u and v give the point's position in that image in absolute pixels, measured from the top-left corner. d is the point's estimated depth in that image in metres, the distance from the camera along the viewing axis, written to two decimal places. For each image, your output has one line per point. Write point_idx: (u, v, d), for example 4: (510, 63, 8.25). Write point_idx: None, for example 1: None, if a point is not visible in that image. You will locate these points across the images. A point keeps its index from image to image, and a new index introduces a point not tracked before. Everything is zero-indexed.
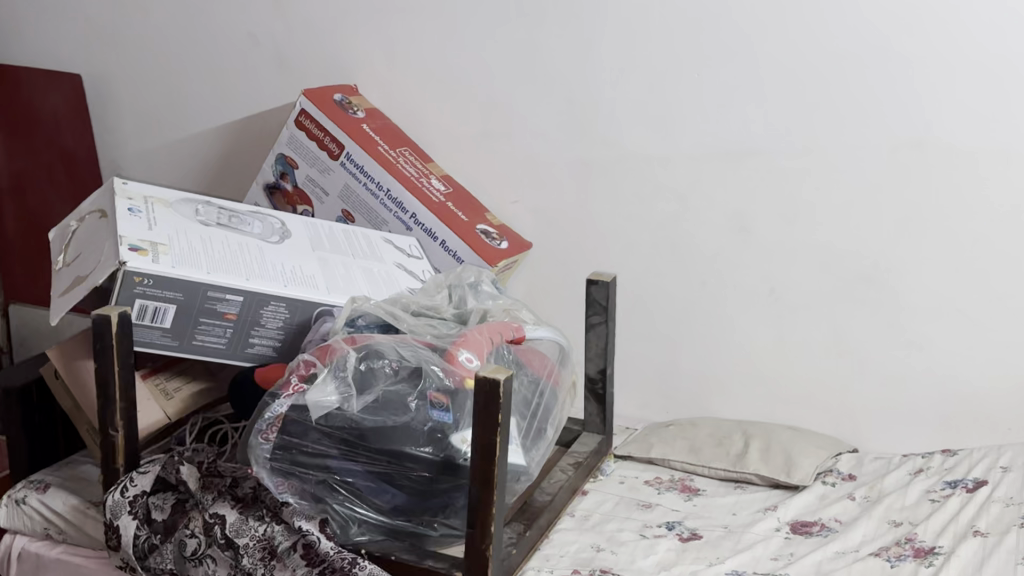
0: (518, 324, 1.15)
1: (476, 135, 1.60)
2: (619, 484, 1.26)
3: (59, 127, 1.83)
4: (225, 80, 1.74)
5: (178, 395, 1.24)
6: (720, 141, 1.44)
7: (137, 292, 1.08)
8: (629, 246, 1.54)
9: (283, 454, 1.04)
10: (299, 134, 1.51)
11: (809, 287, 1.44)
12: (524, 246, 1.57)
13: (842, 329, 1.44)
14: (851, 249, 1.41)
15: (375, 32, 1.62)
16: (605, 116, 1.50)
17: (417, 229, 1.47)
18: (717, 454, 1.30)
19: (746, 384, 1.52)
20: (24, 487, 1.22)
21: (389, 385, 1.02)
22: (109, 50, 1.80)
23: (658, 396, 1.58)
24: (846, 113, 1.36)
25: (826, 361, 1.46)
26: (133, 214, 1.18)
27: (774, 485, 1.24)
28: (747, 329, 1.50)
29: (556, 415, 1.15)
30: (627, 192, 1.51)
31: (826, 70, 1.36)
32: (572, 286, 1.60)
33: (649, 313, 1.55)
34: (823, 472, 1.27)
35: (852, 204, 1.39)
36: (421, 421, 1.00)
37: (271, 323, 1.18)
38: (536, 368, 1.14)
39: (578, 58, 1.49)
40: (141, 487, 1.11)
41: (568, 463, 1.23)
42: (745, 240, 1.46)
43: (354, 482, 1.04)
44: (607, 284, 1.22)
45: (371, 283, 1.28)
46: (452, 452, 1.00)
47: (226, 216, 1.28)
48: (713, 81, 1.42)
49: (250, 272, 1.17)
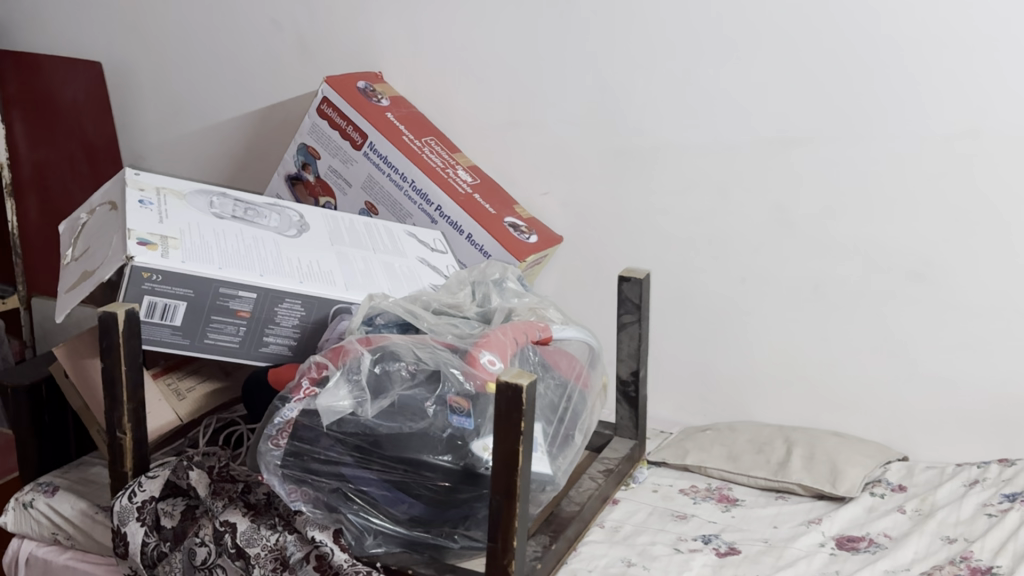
0: (544, 323, 1.09)
1: (505, 125, 1.53)
2: (652, 493, 1.19)
3: (79, 117, 1.79)
4: (248, 70, 1.69)
5: (190, 394, 1.19)
6: (761, 131, 1.36)
7: (145, 288, 1.03)
8: (664, 240, 1.46)
9: (295, 461, 0.97)
10: (322, 122, 1.46)
11: (855, 285, 1.36)
12: (555, 240, 1.50)
13: (891, 329, 1.36)
14: (902, 245, 1.32)
15: (401, 18, 1.56)
16: (636, 106, 1.43)
17: (442, 223, 1.41)
18: (756, 462, 1.22)
19: (788, 387, 1.44)
20: (31, 490, 1.17)
21: (406, 390, 0.96)
22: (135, 39, 1.77)
23: (695, 398, 1.51)
24: (896, 97, 1.28)
25: (873, 364, 1.38)
26: (144, 207, 1.12)
27: (818, 496, 1.16)
28: (787, 329, 1.42)
29: (584, 420, 1.09)
30: (663, 185, 1.44)
31: (875, 56, 1.28)
32: (605, 283, 1.53)
33: (685, 311, 1.48)
34: (871, 483, 1.18)
35: (902, 198, 1.31)
36: (439, 428, 0.94)
37: (286, 321, 1.12)
38: (563, 370, 1.07)
39: (612, 42, 1.42)
40: (150, 492, 1.06)
41: (599, 470, 1.16)
42: (788, 235, 1.38)
43: (369, 491, 0.98)
44: (639, 281, 1.15)
45: (392, 279, 1.21)
46: (472, 461, 0.94)
47: (241, 208, 1.23)
48: (756, 67, 1.34)
49: (265, 268, 1.11)
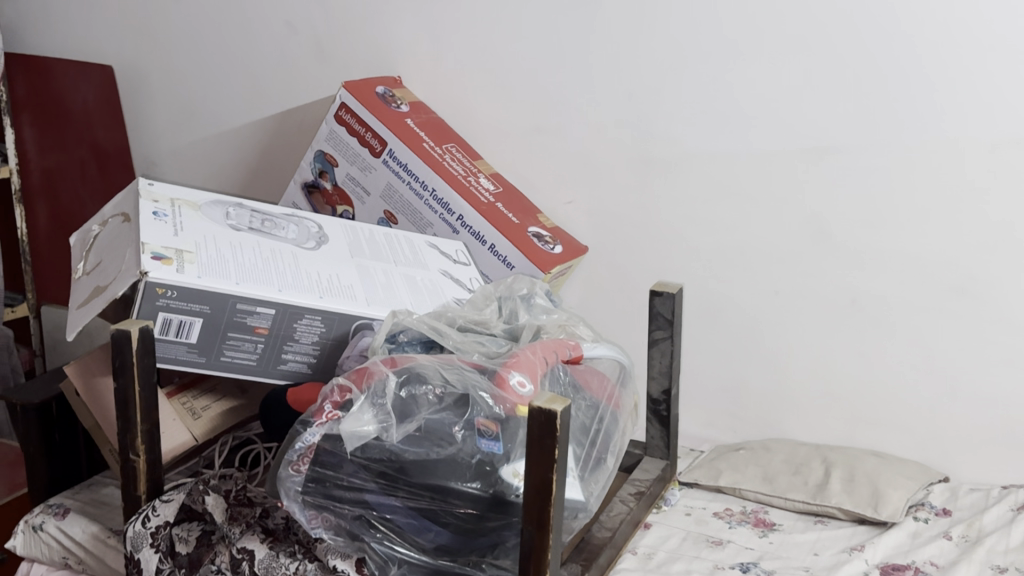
0: (574, 341, 1.05)
1: (530, 132, 1.49)
2: (685, 517, 1.15)
3: (90, 120, 1.75)
4: (263, 72, 1.65)
5: (204, 413, 1.15)
6: (795, 138, 1.32)
7: (160, 305, 0.98)
8: (694, 249, 1.42)
9: (316, 487, 0.93)
10: (339, 129, 1.41)
11: (894, 298, 1.31)
12: (580, 251, 1.45)
13: (930, 344, 1.31)
14: (943, 258, 1.27)
15: (422, 22, 1.51)
16: (664, 111, 1.38)
17: (464, 233, 1.37)
18: (793, 484, 1.17)
19: (822, 403, 1.40)
20: (42, 512, 1.13)
21: (432, 414, 0.91)
22: (147, 41, 1.73)
23: (724, 414, 1.46)
24: (937, 104, 1.23)
25: (911, 380, 1.33)
26: (158, 219, 1.08)
27: (859, 520, 1.12)
28: (822, 343, 1.37)
29: (616, 442, 1.04)
30: (694, 193, 1.40)
31: (917, 62, 1.23)
32: (632, 295, 1.48)
33: (714, 324, 1.43)
34: (913, 506, 1.14)
35: (943, 209, 1.26)
36: (467, 454, 0.90)
37: (305, 338, 1.08)
38: (595, 391, 1.02)
39: (640, 47, 1.37)
40: (164, 517, 1.02)
41: (629, 493, 1.11)
42: (824, 246, 1.34)
43: (393, 519, 0.93)
44: (672, 296, 1.10)
45: (414, 292, 1.17)
46: (502, 488, 0.89)
47: (258, 220, 1.19)
48: (790, 72, 1.30)
49: (283, 282, 1.07)
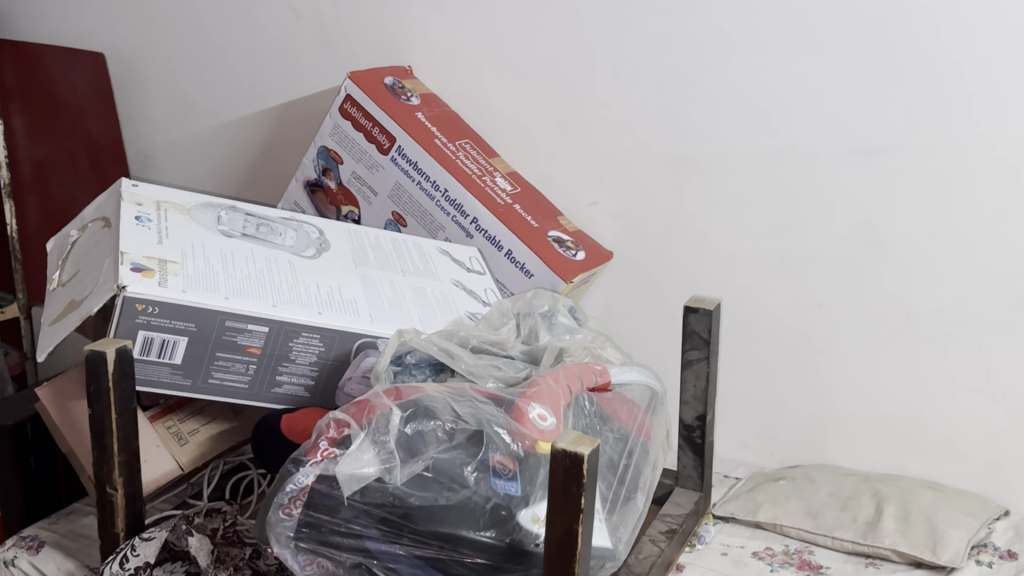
0: (601, 366, 0.94)
1: (551, 128, 1.38)
2: (721, 558, 1.05)
3: (82, 112, 1.65)
4: (264, 60, 1.54)
5: (192, 438, 1.04)
6: (848, 137, 1.20)
7: (139, 322, 0.88)
8: (732, 258, 1.31)
9: (311, 533, 0.81)
10: (344, 123, 1.31)
11: (949, 314, 1.20)
12: (604, 258, 1.35)
13: (990, 364, 1.19)
14: (1006, 270, 1.16)
15: (434, 8, 1.40)
16: (704, 106, 1.27)
17: (478, 237, 1.26)
18: (840, 521, 1.07)
19: (870, 426, 1.29)
20: (14, 545, 1.04)
21: (441, 453, 0.80)
22: (142, 29, 1.63)
23: (762, 434, 1.37)
24: (1018, 97, 1.10)
25: (969, 403, 1.22)
26: (141, 225, 0.98)
27: (915, 564, 1.01)
28: (870, 361, 1.26)
29: (648, 478, 0.92)
30: (730, 196, 1.28)
31: (978, 55, 1.11)
32: (661, 305, 1.38)
33: (751, 338, 1.33)
34: (976, 548, 1.03)
35: (1008, 216, 1.14)
36: (482, 497, 0.78)
37: (302, 358, 0.97)
38: (624, 421, 0.91)
39: (670, 35, 1.26)
40: (145, 558, 0.91)
41: (660, 532, 0.99)
42: (871, 255, 1.22)
43: (398, 569, 0.81)
44: (708, 313, 0.98)
45: (423, 306, 1.06)
46: (520, 536, 0.77)
47: (253, 224, 1.08)
48: (836, 65, 1.18)
49: (278, 296, 0.96)
